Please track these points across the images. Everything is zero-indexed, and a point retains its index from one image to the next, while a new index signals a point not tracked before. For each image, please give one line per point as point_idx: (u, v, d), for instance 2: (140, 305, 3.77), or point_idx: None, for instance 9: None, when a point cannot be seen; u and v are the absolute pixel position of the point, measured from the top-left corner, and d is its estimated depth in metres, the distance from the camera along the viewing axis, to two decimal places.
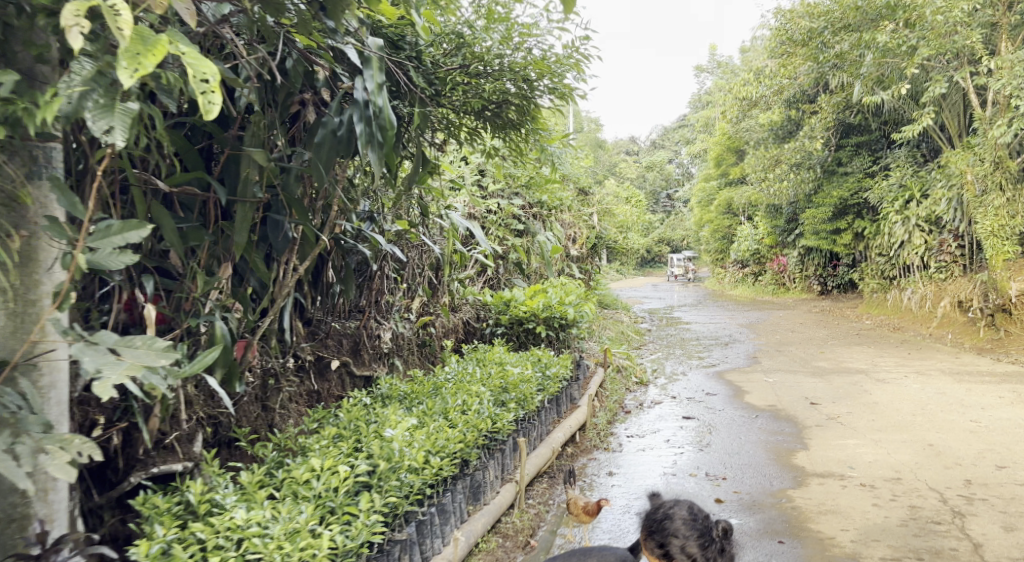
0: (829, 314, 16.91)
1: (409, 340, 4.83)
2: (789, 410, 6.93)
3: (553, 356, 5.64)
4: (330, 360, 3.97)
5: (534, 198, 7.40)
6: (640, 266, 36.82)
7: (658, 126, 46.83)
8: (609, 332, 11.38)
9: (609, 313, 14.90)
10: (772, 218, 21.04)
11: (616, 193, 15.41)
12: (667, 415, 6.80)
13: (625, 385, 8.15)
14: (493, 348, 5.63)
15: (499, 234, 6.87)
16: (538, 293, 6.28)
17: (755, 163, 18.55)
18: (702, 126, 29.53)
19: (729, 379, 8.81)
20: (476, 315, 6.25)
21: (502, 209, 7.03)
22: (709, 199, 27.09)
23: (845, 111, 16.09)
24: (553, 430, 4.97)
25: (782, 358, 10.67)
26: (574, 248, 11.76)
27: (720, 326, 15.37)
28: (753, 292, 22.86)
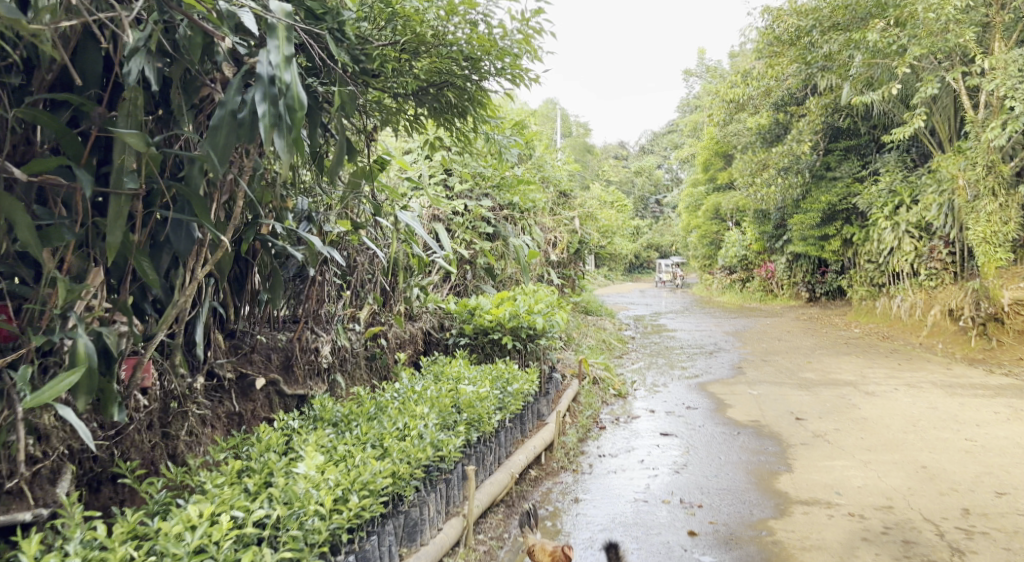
0: (817, 322, 16.56)
1: (355, 353, 4.38)
2: (773, 426, 6.53)
3: (517, 370, 5.23)
4: (254, 379, 3.52)
5: (505, 199, 6.98)
6: (628, 271, 36.47)
7: (647, 131, 46.57)
8: (589, 341, 10.97)
9: (592, 320, 14.49)
10: (759, 223, 20.70)
11: (600, 196, 15.03)
12: (643, 431, 6.38)
13: (601, 398, 7.74)
14: (453, 360, 5.20)
15: (466, 238, 6.45)
16: (505, 300, 5.84)
17: (742, 167, 18.22)
18: (690, 130, 29.21)
19: (711, 391, 8.40)
20: (438, 324, 5.82)
21: (471, 211, 6.61)
22: (697, 204, 26.75)
23: (833, 114, 15.78)
24: (513, 454, 4.54)
25: (768, 368, 10.28)
26: (554, 253, 11.35)
27: (705, 334, 14.99)
28: (741, 298, 22.51)
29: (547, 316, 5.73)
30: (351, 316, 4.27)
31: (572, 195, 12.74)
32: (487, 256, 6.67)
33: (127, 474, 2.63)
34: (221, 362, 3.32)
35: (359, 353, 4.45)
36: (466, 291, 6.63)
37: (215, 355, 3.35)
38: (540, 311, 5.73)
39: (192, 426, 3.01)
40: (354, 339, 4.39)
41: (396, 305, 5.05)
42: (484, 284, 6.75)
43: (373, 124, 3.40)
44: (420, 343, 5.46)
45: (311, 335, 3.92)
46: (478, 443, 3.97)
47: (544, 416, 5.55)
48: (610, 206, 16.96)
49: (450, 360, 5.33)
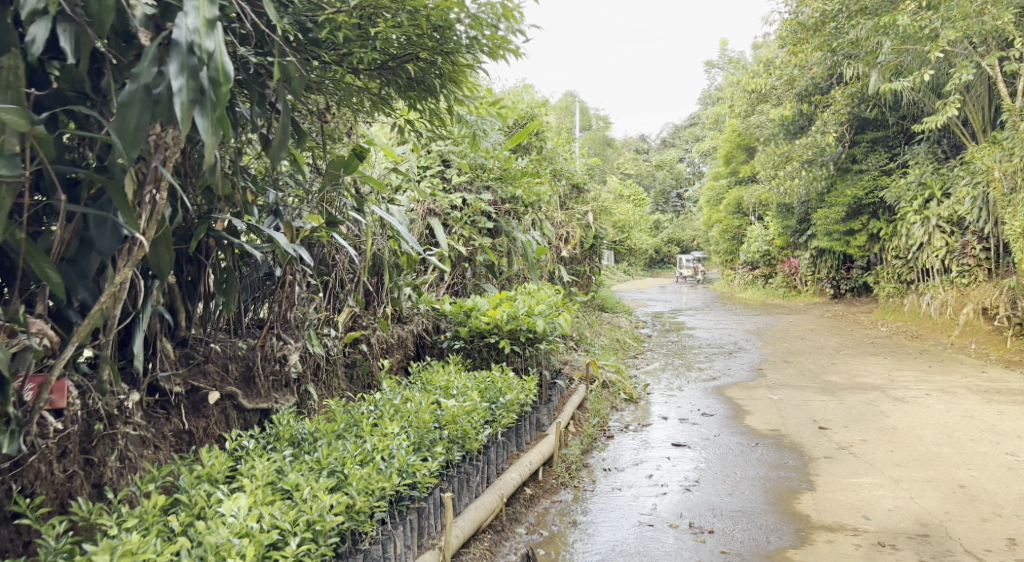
0: (842, 320, 15.98)
1: (331, 361, 4.01)
2: (794, 436, 6.07)
3: (513, 378, 4.84)
4: (206, 393, 3.14)
5: (508, 192, 6.58)
6: (648, 267, 35.87)
7: (668, 125, 45.86)
8: (601, 342, 10.54)
9: (607, 317, 14.05)
10: (782, 218, 20.09)
11: (617, 190, 14.58)
12: (653, 442, 5.96)
13: (610, 403, 7.32)
14: (443, 368, 4.82)
15: (464, 233, 6.05)
16: (503, 301, 5.45)
17: (764, 160, 17.65)
18: (711, 122, 28.58)
19: (729, 395, 7.94)
20: (432, 326, 5.45)
21: (470, 205, 6.22)
22: (718, 198, 26.14)
23: (860, 104, 15.18)
24: (506, 472, 4.15)
25: (790, 370, 9.79)
26: (566, 248, 10.93)
27: (725, 333, 14.49)
28: (763, 295, 21.91)
29: (548, 319, 5.34)
30: (325, 319, 3.91)
31: (586, 188, 12.32)
32: (487, 253, 6.28)
33: (32, 512, 2.28)
34: (167, 375, 2.95)
35: (336, 360, 4.07)
36: (465, 290, 6.25)
37: (160, 367, 2.98)
38: (541, 312, 5.33)
39: (124, 450, 2.66)
40: (330, 345, 4.01)
41: (381, 308, 4.68)
42: (484, 282, 6.37)
43: (330, 98, 3.07)
44: (410, 348, 5.08)
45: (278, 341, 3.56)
46: (461, 464, 3.59)
47: (544, 427, 5.16)
48: (627, 200, 16.50)
49: (441, 367, 4.94)
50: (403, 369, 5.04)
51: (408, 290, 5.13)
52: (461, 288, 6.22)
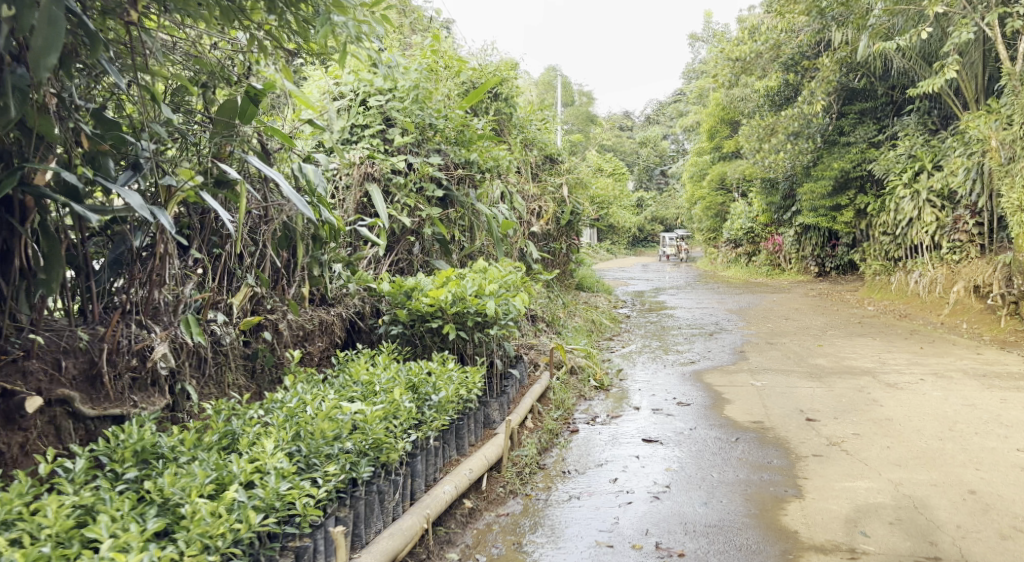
0: (827, 298, 15.43)
1: (220, 353, 3.30)
2: (779, 430, 5.43)
3: (456, 368, 4.15)
4: (22, 398, 2.46)
5: (462, 157, 5.82)
6: (631, 246, 35.18)
7: (652, 101, 45.05)
8: (573, 324, 9.87)
9: (584, 297, 13.38)
10: (767, 194, 19.49)
11: (596, 163, 13.87)
12: (622, 438, 5.30)
13: (578, 392, 6.65)
14: (373, 360, 4.13)
15: (409, 202, 5.32)
16: (450, 280, 4.75)
17: (749, 132, 16.96)
18: (695, 96, 27.81)
19: (708, 382, 7.30)
20: (368, 310, 4.75)
21: (416, 170, 5.48)
22: (702, 174, 25.42)
23: (848, 73, 14.52)
24: (437, 484, 3.46)
25: (774, 352, 9.17)
26: (538, 223, 10.20)
27: (706, 312, 13.88)
28: (746, 273, 21.30)
29: (501, 300, 4.65)
30: (209, 301, 3.20)
31: (560, 160, 11.59)
32: (436, 225, 5.55)
33: None
34: None
35: (228, 352, 3.35)
36: (411, 268, 5.52)
37: None
38: (492, 293, 4.64)
39: None
40: (220, 336, 3.29)
41: (296, 289, 3.96)
42: (434, 258, 5.64)
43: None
44: (337, 335, 4.36)
45: (138, 331, 2.85)
46: (373, 483, 2.92)
47: (493, 425, 4.49)
48: (606, 174, 15.79)
49: (372, 358, 4.23)
50: (328, 360, 4.32)
51: (337, 266, 4.38)
52: (408, 264, 5.50)
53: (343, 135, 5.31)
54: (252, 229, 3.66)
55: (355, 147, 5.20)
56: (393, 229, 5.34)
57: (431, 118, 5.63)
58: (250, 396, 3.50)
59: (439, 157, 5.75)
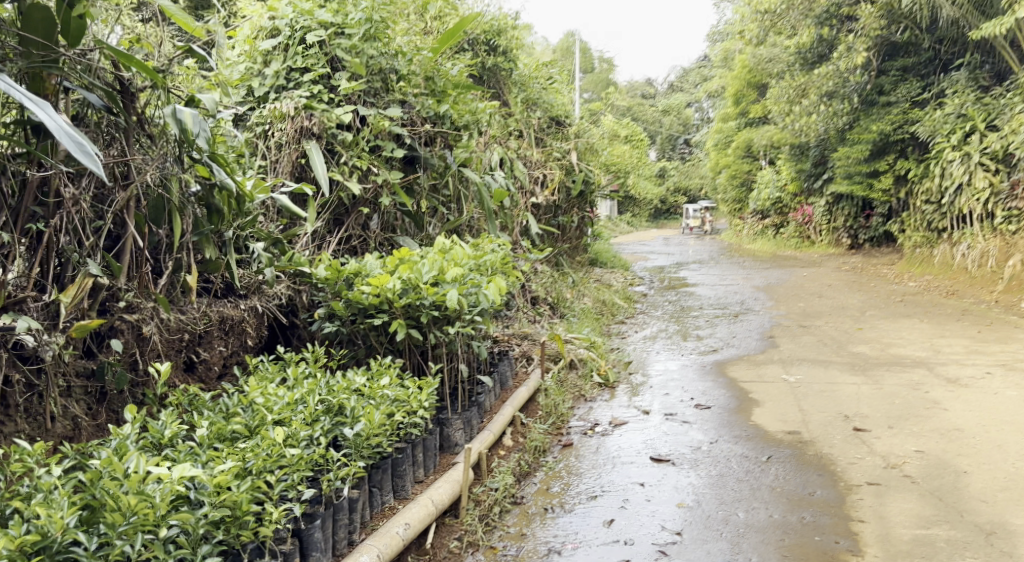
0: (862, 273, 14.25)
1: (33, 372, 2.34)
2: (821, 445, 4.39)
3: (398, 382, 3.16)
4: None
5: (430, 110, 4.77)
6: (654, 218, 33.77)
7: (677, 67, 43.23)
8: (580, 306, 8.86)
9: (598, 273, 12.33)
10: (796, 161, 18.23)
11: (613, 128, 12.72)
12: (624, 457, 4.28)
13: (577, 391, 5.66)
14: (289, 371, 3.16)
15: (360, 165, 4.32)
16: (402, 263, 3.75)
17: (779, 95, 15.67)
18: (720, 60, 26.35)
19: (732, 376, 6.27)
20: (299, 301, 3.77)
21: (370, 124, 4.46)
22: (727, 141, 24.00)
23: (890, 25, 13.13)
24: (351, 555, 2.48)
25: (808, 337, 8.09)
26: (543, 193, 9.13)
27: (730, 289, 12.77)
28: (774, 246, 20.03)
29: (464, 289, 3.65)
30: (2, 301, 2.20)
31: (569, 123, 10.48)
32: (397, 193, 4.54)
33: None
34: None
35: (48, 372, 2.37)
36: (366, 246, 4.53)
37: None
38: (455, 279, 3.65)
39: None
40: (36, 347, 2.32)
41: (178, 277, 2.96)
42: (395, 235, 4.64)
43: None
44: (250, 335, 3.37)
45: None
46: None
47: (454, 449, 3.51)
48: (623, 141, 14.66)
49: (289, 368, 3.24)
50: (234, 367, 3.34)
51: (255, 245, 3.41)
52: (362, 243, 4.50)
53: (278, 80, 4.32)
54: (99, 197, 2.65)
55: (290, 95, 4.23)
56: (340, 199, 4.33)
57: (390, 61, 4.60)
58: (89, 431, 2.52)
59: (403, 111, 4.71)
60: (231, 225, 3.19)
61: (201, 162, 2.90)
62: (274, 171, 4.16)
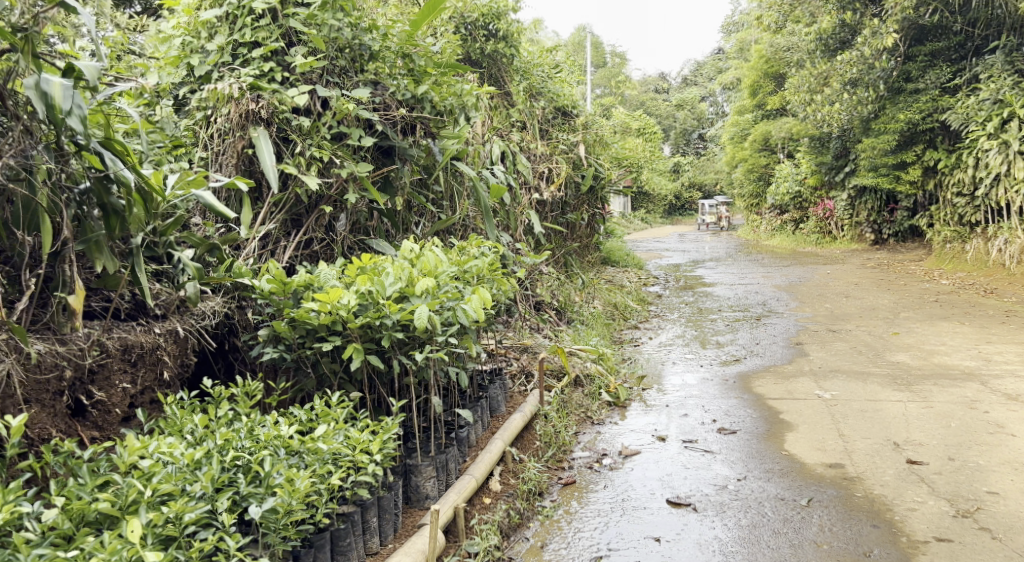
0: (888, 270, 13.46)
1: None
2: (871, 482, 3.69)
3: (345, 427, 2.50)
4: None
5: (406, 91, 4.10)
6: (669, 215, 32.88)
7: (691, 61, 42.31)
8: (589, 310, 8.18)
9: (609, 274, 11.62)
10: (817, 154, 17.42)
11: (624, 120, 11.98)
12: (636, 499, 3.59)
13: (583, 413, 4.99)
14: (209, 413, 2.50)
15: (319, 155, 3.65)
16: (362, 274, 3.08)
17: (799, 84, 14.89)
18: (735, 50, 25.50)
19: (758, 393, 5.58)
20: (239, 321, 3.11)
21: (332, 108, 3.79)
22: (743, 134, 23.14)
23: (919, 6, 12.30)
24: None
25: (839, 344, 7.35)
26: (547, 189, 8.45)
27: (750, 290, 12.02)
28: (793, 242, 19.19)
29: (435, 305, 2.99)
30: None
31: (575, 114, 9.77)
32: (366, 188, 3.88)
33: None
34: None
35: None
36: (331, 252, 3.87)
37: None
38: (425, 292, 2.99)
39: None
40: None
41: (53, 296, 2.31)
42: (367, 238, 3.98)
43: None
44: (167, 366, 2.70)
45: None
46: None
47: (424, 504, 2.86)
48: (636, 133, 13.93)
49: (212, 409, 2.58)
50: (146, 406, 2.68)
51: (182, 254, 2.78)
52: (326, 248, 3.86)
53: (222, 56, 3.63)
54: None
55: (235, 73, 3.57)
56: (297, 195, 3.68)
57: (358, 35, 3.92)
58: None
59: (374, 93, 4.05)
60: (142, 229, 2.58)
61: (89, 150, 2.35)
62: (218, 163, 3.53)
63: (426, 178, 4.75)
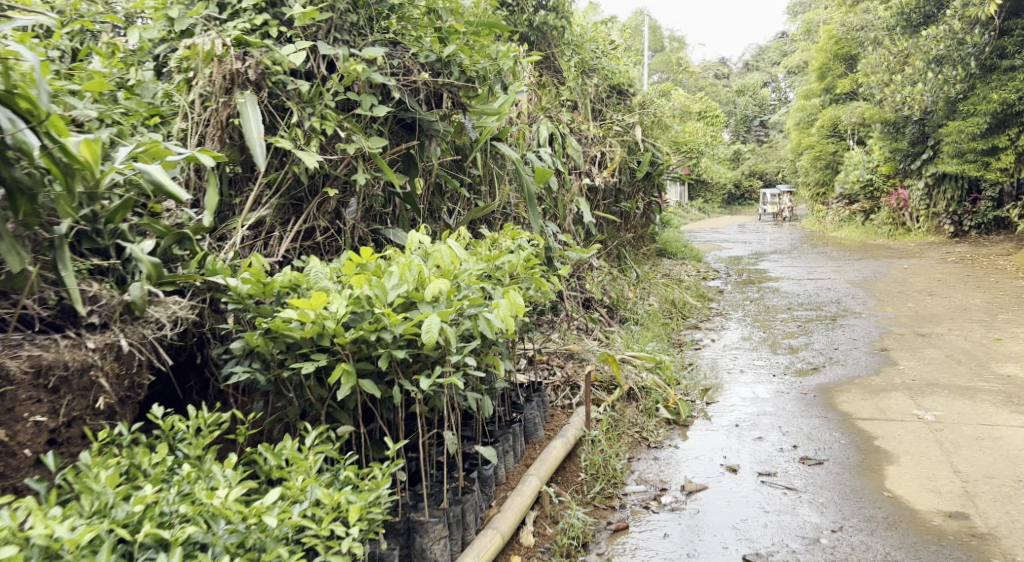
0: (973, 264, 12.32)
1: None
2: (1012, 546, 2.92)
3: (319, 484, 1.88)
4: None
5: (431, 53, 3.43)
6: (727, 204, 31.55)
7: (752, 45, 40.68)
8: (644, 308, 7.43)
9: (666, 267, 10.81)
10: (891, 139, 16.17)
11: (684, 103, 11.11)
12: (704, 556, 2.89)
13: (637, 433, 4.29)
14: (143, 459, 1.88)
15: (321, 126, 3.02)
16: (361, 272, 2.45)
17: (876, 62, 13.74)
18: (801, 32, 24.13)
19: (844, 410, 4.78)
20: (211, 329, 2.51)
21: (339, 71, 3.15)
22: (810, 120, 21.85)
23: None
24: None
25: (933, 351, 6.45)
26: (600, 174, 7.70)
27: (819, 286, 11.06)
28: (863, 234, 17.94)
29: (450, 315, 2.35)
30: None
31: (631, 94, 8.99)
32: (379, 169, 3.24)
33: None
34: None
35: None
36: (338, 245, 3.26)
37: None
38: (436, 297, 2.34)
39: None
40: None
41: None
42: (381, 228, 3.38)
43: None
44: (103, 391, 2.11)
45: None
46: None
47: None
48: (696, 117, 13.02)
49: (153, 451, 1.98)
50: (74, 445, 2.07)
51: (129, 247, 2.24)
52: (331, 240, 3.25)
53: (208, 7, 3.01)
54: None
55: (220, 27, 2.95)
56: (296, 177, 3.06)
57: None
58: None
59: (392, 55, 3.39)
60: (71, 216, 2.05)
61: None
62: (199, 136, 2.88)
63: (458, 158, 4.09)
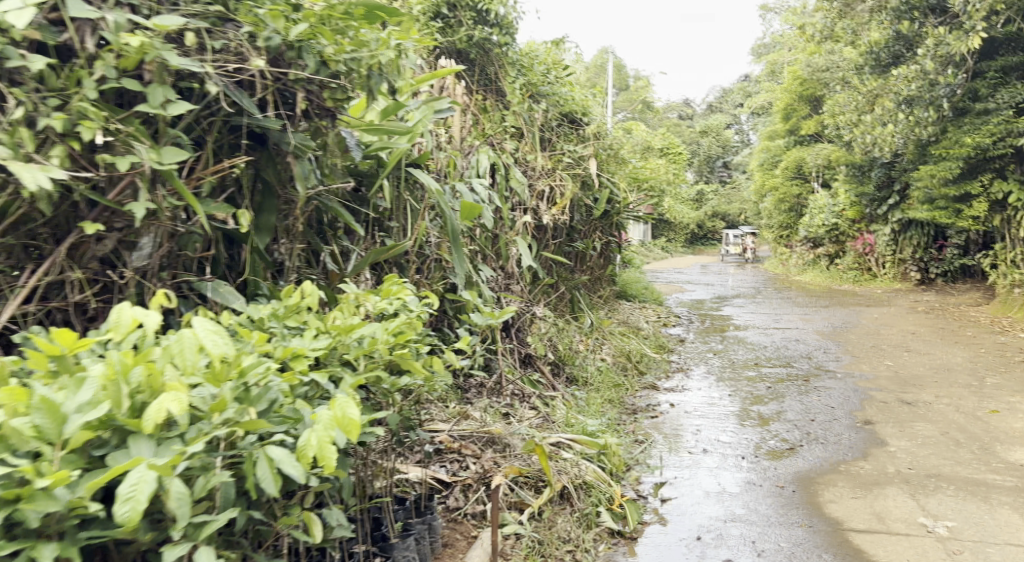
0: (945, 315, 11.59)
1: None
2: None
3: None
4: None
5: (274, 34, 2.40)
6: (691, 243, 30.93)
7: (716, 87, 40.67)
8: (591, 365, 6.40)
9: (624, 313, 9.84)
10: (857, 183, 15.58)
11: (645, 138, 10.25)
12: None
13: (567, 555, 3.23)
14: None
15: (66, 126, 1.95)
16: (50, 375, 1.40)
17: (844, 103, 13.09)
18: (766, 74, 23.74)
19: (832, 516, 3.78)
20: None
21: (114, 48, 2.09)
22: (774, 161, 21.30)
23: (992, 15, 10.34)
24: None
25: (923, 426, 5.52)
26: (547, 211, 6.72)
27: (787, 337, 10.19)
28: (828, 279, 17.25)
29: (177, 465, 1.31)
30: None
31: (584, 123, 8.05)
32: (177, 194, 2.18)
33: None
34: None
35: None
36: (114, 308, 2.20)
37: None
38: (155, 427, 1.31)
39: None
40: None
41: None
42: (192, 280, 2.31)
43: None
44: None
45: None
46: None
47: None
48: (658, 154, 12.21)
49: None
50: None
51: None
52: (105, 298, 2.19)
53: None
54: None
55: None
56: (35, 204, 2.00)
57: None
58: None
59: (212, 33, 2.35)
60: None
61: None
62: None
63: (353, 185, 3.01)
